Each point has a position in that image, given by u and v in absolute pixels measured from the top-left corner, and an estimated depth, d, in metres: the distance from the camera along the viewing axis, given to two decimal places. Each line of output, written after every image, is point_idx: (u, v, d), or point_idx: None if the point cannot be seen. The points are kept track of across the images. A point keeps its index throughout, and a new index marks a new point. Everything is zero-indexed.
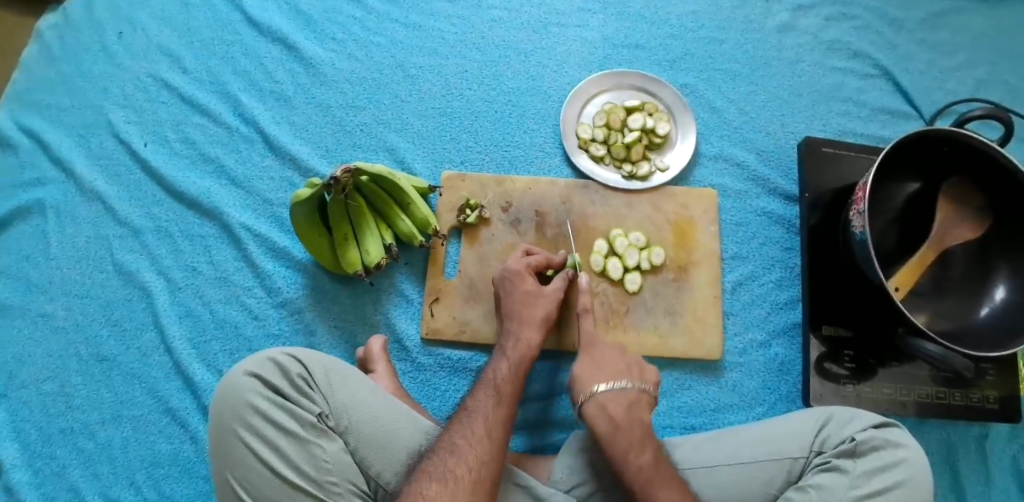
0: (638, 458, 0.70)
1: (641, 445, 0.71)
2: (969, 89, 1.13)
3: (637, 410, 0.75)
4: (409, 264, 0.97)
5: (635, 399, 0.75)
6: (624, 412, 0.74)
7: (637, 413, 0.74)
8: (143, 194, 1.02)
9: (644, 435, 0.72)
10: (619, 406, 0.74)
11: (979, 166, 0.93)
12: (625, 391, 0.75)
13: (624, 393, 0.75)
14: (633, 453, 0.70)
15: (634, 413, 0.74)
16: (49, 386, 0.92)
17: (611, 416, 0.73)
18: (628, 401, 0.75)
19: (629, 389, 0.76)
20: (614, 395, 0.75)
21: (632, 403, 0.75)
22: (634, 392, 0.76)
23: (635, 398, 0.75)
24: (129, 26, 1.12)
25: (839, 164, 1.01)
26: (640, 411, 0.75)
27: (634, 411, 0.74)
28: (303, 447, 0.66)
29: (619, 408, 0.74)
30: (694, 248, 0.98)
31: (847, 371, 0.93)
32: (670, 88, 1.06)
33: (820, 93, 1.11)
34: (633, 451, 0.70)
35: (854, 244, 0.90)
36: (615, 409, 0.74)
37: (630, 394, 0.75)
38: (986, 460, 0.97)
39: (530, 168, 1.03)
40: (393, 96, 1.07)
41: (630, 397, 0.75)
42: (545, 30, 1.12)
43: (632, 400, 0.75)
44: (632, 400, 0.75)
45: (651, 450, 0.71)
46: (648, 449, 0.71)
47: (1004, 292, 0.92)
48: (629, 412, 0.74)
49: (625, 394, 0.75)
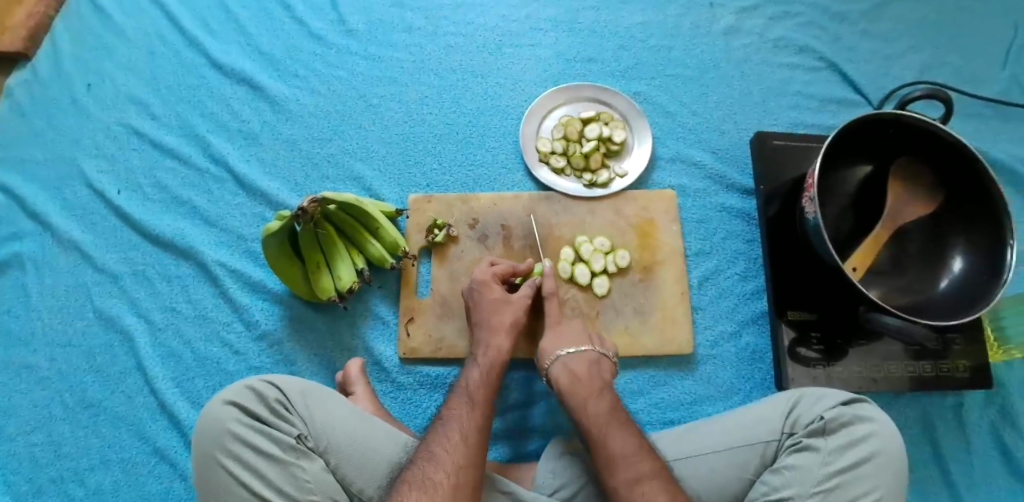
0: (595, 403, 0.76)
1: (599, 395, 0.77)
2: (912, 73, 1.18)
3: (597, 368, 0.82)
4: (383, 287, 1.00)
5: (594, 358, 0.83)
6: (586, 367, 0.81)
7: (598, 369, 0.82)
8: (119, 240, 1.04)
9: (603, 387, 0.79)
10: (581, 364, 0.82)
11: (926, 144, 0.96)
12: (586, 354, 0.83)
13: (585, 353, 0.83)
14: (592, 399, 0.77)
15: (595, 370, 0.81)
16: (37, 437, 0.93)
17: (573, 370, 0.81)
18: (589, 360, 0.82)
19: (588, 351, 0.84)
20: (576, 355, 0.83)
21: (594, 361, 0.83)
22: (594, 354, 0.84)
23: (596, 359, 0.83)
24: (98, 78, 1.15)
25: (790, 155, 1.05)
26: (601, 371, 0.82)
27: (594, 369, 0.81)
28: (284, 469, 0.68)
29: (581, 365, 0.82)
30: (658, 248, 1.01)
31: (817, 353, 0.95)
32: (623, 97, 1.10)
33: (769, 89, 1.16)
34: (591, 398, 0.77)
35: (809, 230, 0.93)
36: (577, 366, 0.81)
37: (590, 355, 0.83)
38: (964, 429, 0.99)
39: (494, 184, 1.06)
40: (357, 126, 1.11)
41: (590, 357, 0.83)
42: (500, 51, 1.16)
43: (593, 359, 0.83)
44: (594, 360, 0.83)
45: (609, 398, 0.78)
46: (606, 398, 0.77)
47: (962, 263, 0.95)
48: (590, 369, 0.81)
49: (587, 355, 0.83)
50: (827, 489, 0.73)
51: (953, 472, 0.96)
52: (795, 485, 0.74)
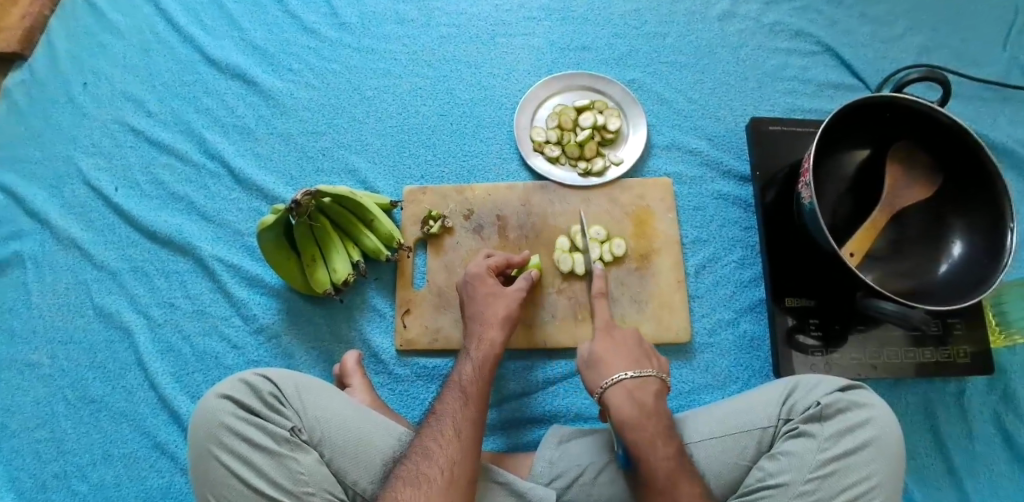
0: (663, 447, 0.72)
1: (666, 436, 0.73)
2: (911, 56, 1.16)
3: (660, 399, 0.77)
4: (379, 279, 1.00)
5: (657, 389, 0.78)
6: (651, 399, 0.76)
7: (661, 402, 0.77)
8: (118, 237, 1.05)
9: (668, 425, 0.74)
10: (646, 395, 0.76)
11: (923, 127, 0.95)
12: (647, 380, 0.78)
13: (648, 381, 0.77)
14: (660, 442, 0.72)
15: (658, 403, 0.76)
16: (40, 433, 0.94)
17: (638, 402, 0.75)
18: (654, 392, 0.77)
19: (651, 378, 0.78)
20: (639, 383, 0.77)
21: (657, 391, 0.77)
22: (657, 383, 0.78)
23: (659, 389, 0.78)
24: (93, 76, 1.15)
25: (786, 141, 1.04)
26: (663, 402, 0.77)
27: (657, 401, 0.76)
28: (279, 461, 0.69)
29: (646, 397, 0.76)
30: (654, 237, 1.01)
31: (815, 340, 0.95)
32: (617, 84, 1.09)
33: (765, 74, 1.15)
34: (659, 441, 0.72)
35: (806, 216, 0.93)
36: (643, 398, 0.76)
37: (654, 383, 0.77)
38: (966, 416, 0.98)
39: (489, 175, 1.06)
40: (351, 119, 1.10)
41: (654, 386, 0.77)
42: (493, 41, 1.15)
43: (656, 389, 0.77)
44: (656, 390, 0.77)
45: (674, 442, 0.73)
46: (672, 441, 0.73)
47: (961, 247, 0.93)
48: (653, 400, 0.76)
49: (651, 384, 0.77)
50: (822, 476, 0.73)
51: (955, 458, 0.96)
52: (791, 471, 0.74)
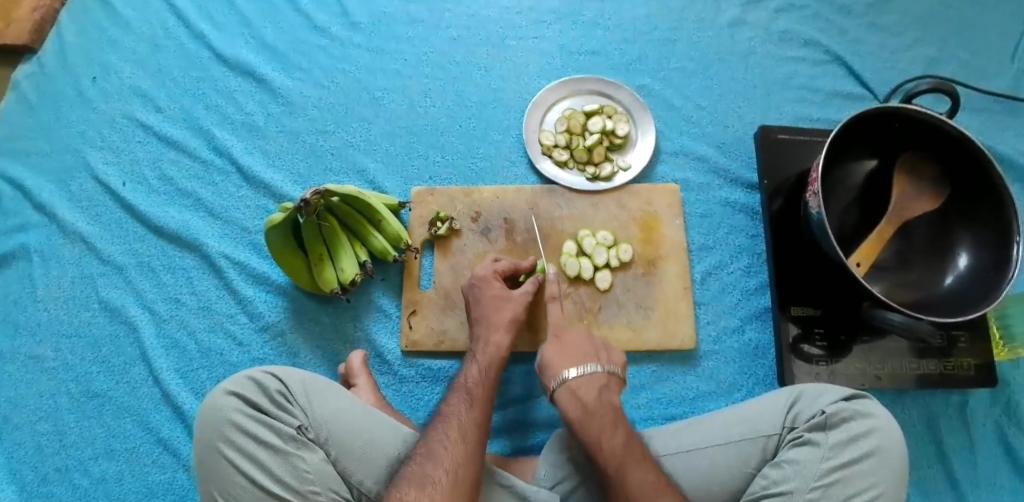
0: (610, 439, 0.72)
1: (613, 428, 0.73)
2: (919, 68, 1.16)
3: (607, 393, 0.78)
4: (385, 280, 1.00)
5: (604, 382, 0.79)
6: (595, 394, 0.77)
7: (608, 396, 0.77)
8: (124, 232, 1.05)
9: (615, 417, 0.75)
10: (591, 390, 0.77)
11: (932, 139, 0.95)
12: (591, 375, 0.79)
13: (593, 375, 0.79)
14: (606, 434, 0.72)
15: (605, 396, 0.77)
16: (43, 426, 0.94)
17: (583, 400, 0.76)
18: (599, 386, 0.78)
19: (597, 372, 0.79)
20: (584, 379, 0.78)
21: (603, 384, 0.78)
22: (603, 376, 0.79)
23: (606, 382, 0.79)
24: (103, 71, 1.15)
25: (794, 150, 1.04)
26: (611, 395, 0.78)
27: (604, 395, 0.77)
28: (285, 459, 0.69)
29: (591, 391, 0.77)
30: (660, 243, 1.01)
31: (820, 349, 0.95)
32: (626, 90, 1.09)
33: (774, 82, 1.15)
34: (605, 434, 0.72)
35: (814, 225, 0.93)
36: (587, 393, 0.77)
37: (599, 377, 0.79)
38: (968, 428, 0.98)
39: (497, 178, 1.06)
40: (360, 119, 1.11)
41: (599, 380, 0.78)
42: (503, 44, 1.16)
43: (602, 383, 0.78)
44: (603, 384, 0.78)
45: (623, 432, 0.73)
46: (620, 431, 0.73)
47: (967, 260, 0.94)
48: (599, 394, 0.77)
49: (595, 378, 0.78)
50: (827, 484, 0.73)
51: (956, 470, 0.96)
52: (795, 479, 0.74)
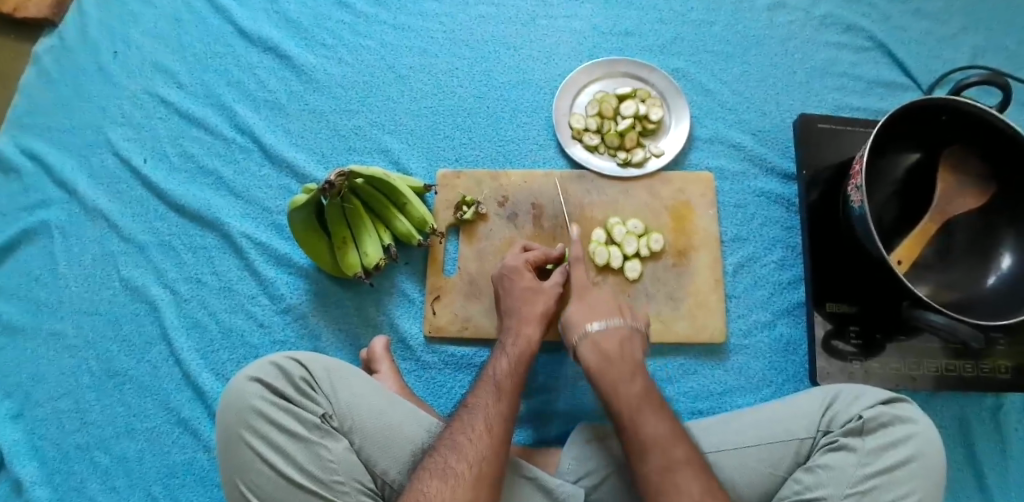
0: (627, 387, 0.72)
1: (631, 377, 0.73)
2: (967, 56, 1.11)
3: (629, 345, 0.77)
4: (409, 264, 0.98)
5: (627, 335, 0.78)
6: (616, 345, 0.76)
7: (630, 347, 0.77)
8: (145, 210, 1.03)
9: (635, 369, 0.74)
10: (613, 342, 0.77)
11: (979, 132, 0.90)
12: (615, 328, 0.78)
13: (615, 328, 0.78)
14: (623, 382, 0.72)
15: (626, 348, 0.76)
16: (65, 403, 0.93)
17: (603, 349, 0.76)
18: (631, 365, 0.74)
19: (621, 326, 0.78)
20: (605, 331, 0.78)
21: (625, 337, 0.78)
22: (627, 330, 0.78)
23: (628, 336, 0.78)
24: (124, 45, 1.13)
25: (835, 139, 1.00)
26: (633, 348, 0.77)
27: (626, 346, 0.77)
28: (309, 449, 0.67)
29: (612, 343, 0.77)
30: (692, 233, 0.98)
31: (854, 348, 0.92)
32: (661, 73, 1.05)
33: (814, 69, 1.10)
34: (623, 382, 0.72)
35: (854, 219, 0.89)
36: (607, 344, 0.76)
37: (622, 330, 0.78)
38: (1002, 432, 0.95)
39: (524, 161, 1.03)
40: (385, 98, 1.08)
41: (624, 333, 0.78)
42: (533, 22, 1.12)
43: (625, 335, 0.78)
44: (626, 336, 0.78)
45: (642, 380, 0.73)
46: (638, 382, 0.72)
47: (1011, 259, 0.89)
48: (621, 346, 0.76)
49: (621, 331, 0.78)
50: (862, 491, 0.70)
51: (988, 474, 0.93)
52: (828, 485, 0.71)
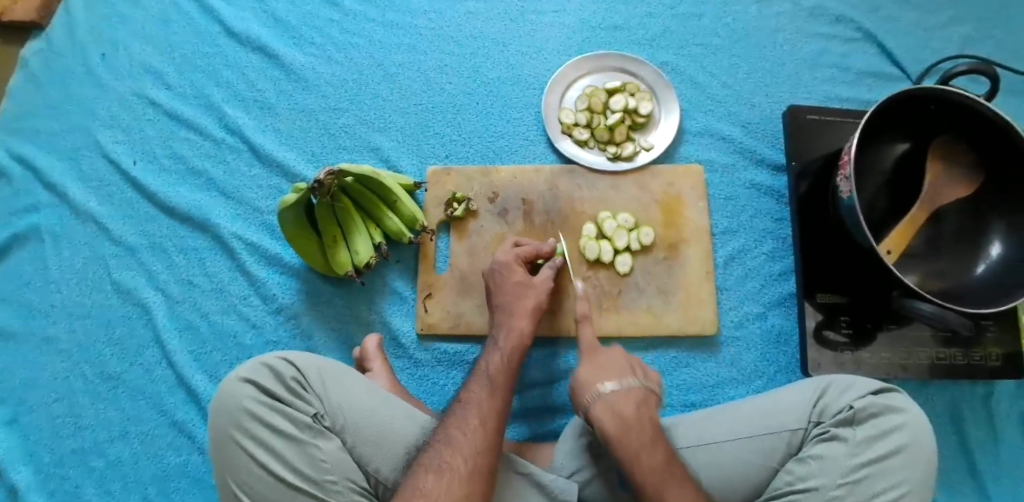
0: (649, 457, 0.68)
1: (652, 444, 0.69)
2: (956, 45, 1.11)
3: (646, 408, 0.73)
4: (400, 262, 0.98)
5: (643, 396, 0.74)
6: (633, 408, 0.72)
7: (646, 410, 0.73)
8: (135, 212, 1.03)
9: (654, 433, 0.70)
10: (630, 406, 0.72)
11: (968, 122, 0.90)
12: (630, 391, 0.74)
13: (632, 391, 0.73)
14: (645, 451, 0.68)
15: (642, 410, 0.72)
16: (58, 408, 0.93)
17: (620, 414, 0.71)
18: (637, 399, 0.73)
19: (637, 388, 0.74)
20: (620, 392, 0.73)
21: (642, 399, 0.73)
22: (641, 391, 0.74)
23: (644, 397, 0.74)
24: (111, 46, 1.12)
25: (824, 130, 1.00)
26: (649, 412, 0.73)
27: (642, 411, 0.72)
28: (300, 448, 0.67)
29: (629, 406, 0.72)
30: (683, 226, 0.98)
31: (845, 338, 0.92)
32: (649, 67, 1.05)
33: (803, 60, 1.10)
34: (645, 451, 0.68)
35: (843, 210, 0.89)
36: (625, 408, 0.71)
37: (637, 392, 0.74)
38: (993, 420, 0.96)
39: (515, 157, 1.03)
40: (374, 96, 1.07)
41: (638, 395, 0.73)
42: (522, 17, 1.11)
43: (640, 398, 0.73)
44: (640, 399, 0.73)
45: (663, 449, 0.69)
46: (659, 449, 0.69)
47: (1000, 248, 0.90)
48: (637, 408, 0.72)
49: (633, 392, 0.73)
50: (854, 481, 0.71)
51: (979, 462, 0.94)
52: (821, 475, 0.72)
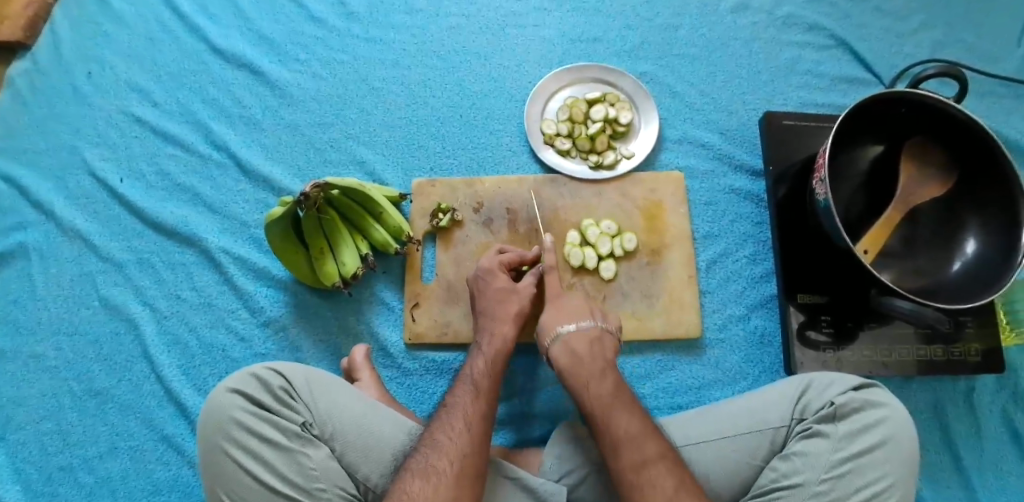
0: (598, 385, 0.74)
1: (602, 375, 0.75)
2: (926, 51, 1.14)
3: (600, 347, 0.79)
4: (387, 272, 0.99)
5: (597, 336, 0.80)
6: (588, 347, 0.79)
7: (600, 349, 0.79)
8: (123, 228, 1.04)
9: (606, 366, 0.77)
10: (582, 342, 0.79)
11: (939, 124, 0.93)
12: (587, 331, 0.80)
13: (587, 330, 0.80)
14: (594, 380, 0.74)
15: (596, 349, 0.79)
16: (46, 425, 0.93)
17: (575, 350, 0.78)
18: (590, 337, 0.80)
19: (591, 328, 0.81)
20: (578, 332, 0.80)
21: (596, 339, 0.80)
22: (598, 330, 0.81)
23: (598, 336, 0.80)
24: (98, 66, 1.14)
25: (799, 136, 1.03)
26: (604, 350, 0.79)
27: (596, 349, 0.79)
28: (289, 456, 0.68)
29: (583, 344, 0.79)
30: (665, 231, 1.00)
31: (827, 337, 0.94)
32: (628, 77, 1.08)
33: (778, 68, 1.13)
34: (593, 379, 0.75)
35: (820, 212, 0.92)
36: (579, 345, 0.79)
37: (593, 332, 0.80)
38: (976, 415, 0.97)
39: (499, 167, 1.05)
40: (359, 110, 1.09)
41: (593, 334, 0.80)
42: (503, 31, 1.14)
43: (596, 337, 0.80)
44: (596, 338, 0.80)
45: (612, 378, 0.75)
46: (608, 379, 0.75)
47: (974, 245, 0.92)
48: (592, 348, 0.79)
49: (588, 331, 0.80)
50: (837, 475, 0.72)
51: (963, 457, 0.95)
52: (806, 471, 0.73)
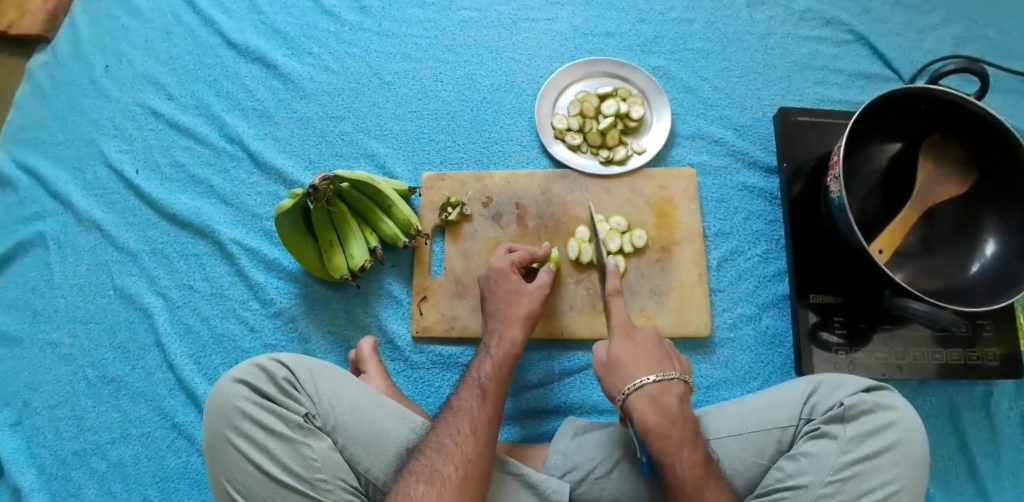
0: (689, 454, 0.68)
1: (693, 442, 0.70)
2: (948, 47, 1.11)
3: (686, 404, 0.74)
4: (396, 266, 0.99)
5: (681, 393, 0.74)
6: (676, 404, 0.72)
7: (687, 407, 0.73)
8: (138, 219, 1.05)
9: (695, 430, 0.71)
10: (672, 399, 0.73)
11: (959, 122, 0.90)
12: (669, 384, 0.74)
13: (672, 385, 0.74)
14: (685, 449, 0.69)
15: (685, 408, 0.73)
16: (61, 411, 0.95)
17: (664, 407, 0.71)
18: (679, 396, 0.74)
19: (674, 382, 0.74)
20: (663, 386, 0.73)
21: (681, 396, 0.74)
22: (682, 386, 0.75)
23: (683, 392, 0.74)
24: (116, 59, 1.15)
25: (815, 132, 1.01)
26: (689, 407, 0.73)
27: (684, 407, 0.73)
28: (292, 447, 0.69)
29: (672, 401, 0.72)
30: (675, 228, 0.99)
31: (839, 338, 0.92)
32: (641, 72, 1.07)
33: (795, 63, 1.11)
34: (684, 448, 0.69)
35: (834, 209, 0.89)
36: (668, 402, 0.72)
37: (677, 386, 0.74)
38: (993, 420, 0.95)
39: (508, 162, 1.05)
40: (371, 103, 1.09)
41: (678, 390, 0.74)
42: (515, 26, 1.13)
43: (679, 393, 0.74)
44: (681, 395, 0.74)
45: (701, 449, 0.69)
46: (699, 450, 0.69)
47: (994, 246, 0.89)
48: (680, 405, 0.73)
49: (673, 387, 0.74)
50: (844, 478, 0.70)
51: (979, 463, 0.93)
52: (811, 472, 0.72)
